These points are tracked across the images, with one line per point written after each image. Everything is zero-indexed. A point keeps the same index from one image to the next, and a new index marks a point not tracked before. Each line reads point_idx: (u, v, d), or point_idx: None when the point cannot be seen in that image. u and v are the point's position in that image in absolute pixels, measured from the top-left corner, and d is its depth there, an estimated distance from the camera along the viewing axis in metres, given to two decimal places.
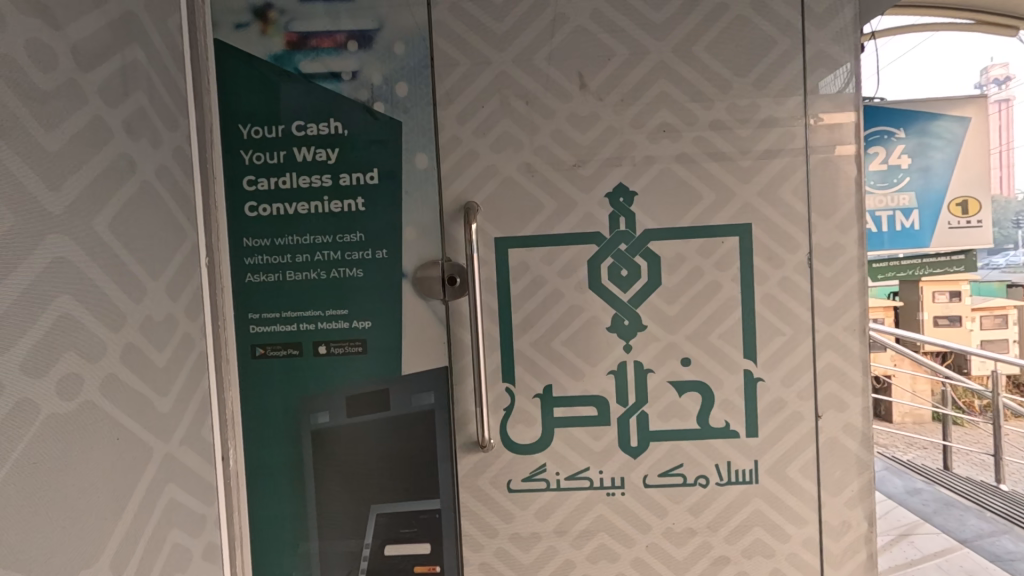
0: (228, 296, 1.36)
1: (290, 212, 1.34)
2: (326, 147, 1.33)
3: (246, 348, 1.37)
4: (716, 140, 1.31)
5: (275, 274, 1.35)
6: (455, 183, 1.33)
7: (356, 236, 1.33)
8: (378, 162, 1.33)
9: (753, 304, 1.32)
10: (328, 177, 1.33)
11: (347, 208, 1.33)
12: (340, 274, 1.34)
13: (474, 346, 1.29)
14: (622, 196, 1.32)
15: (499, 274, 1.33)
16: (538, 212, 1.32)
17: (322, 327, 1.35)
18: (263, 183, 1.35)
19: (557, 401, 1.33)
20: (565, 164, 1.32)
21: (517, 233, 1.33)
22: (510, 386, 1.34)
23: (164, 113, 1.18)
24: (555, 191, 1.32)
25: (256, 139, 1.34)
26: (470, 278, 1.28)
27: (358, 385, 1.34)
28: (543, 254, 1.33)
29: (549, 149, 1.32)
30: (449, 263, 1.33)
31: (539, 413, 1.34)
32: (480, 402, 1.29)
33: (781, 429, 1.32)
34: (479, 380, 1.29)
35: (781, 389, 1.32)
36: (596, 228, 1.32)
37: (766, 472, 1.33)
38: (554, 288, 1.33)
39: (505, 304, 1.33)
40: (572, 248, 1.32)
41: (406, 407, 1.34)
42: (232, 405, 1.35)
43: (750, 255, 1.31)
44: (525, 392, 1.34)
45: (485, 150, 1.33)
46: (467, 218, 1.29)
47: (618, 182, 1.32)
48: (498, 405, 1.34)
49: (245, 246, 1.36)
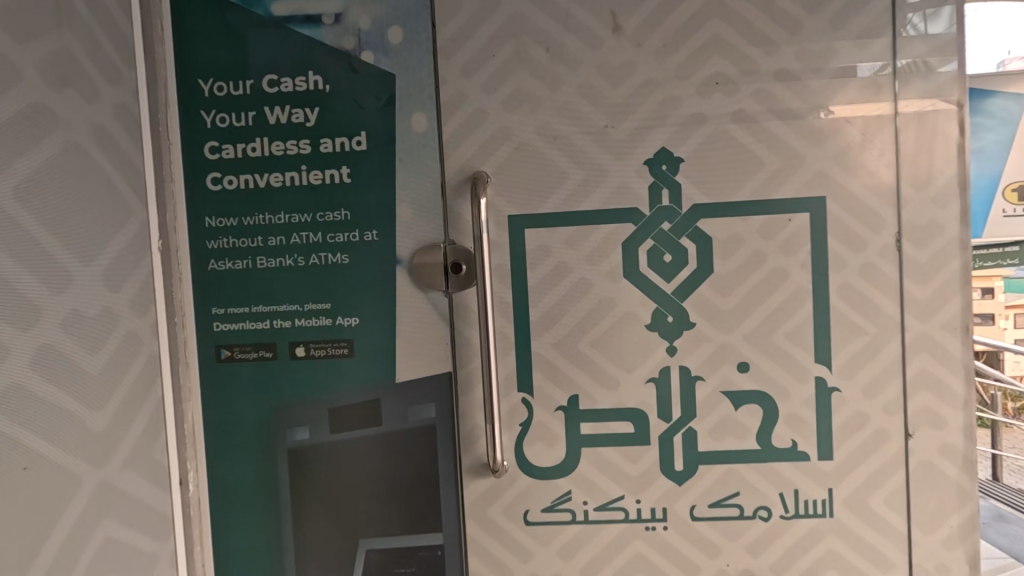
0: (188, 288, 1.11)
1: (262, 185, 1.10)
2: (304, 107, 1.10)
3: (209, 350, 1.12)
4: (783, 93, 1.06)
5: (243, 261, 1.11)
6: (460, 150, 1.09)
7: (341, 215, 1.10)
8: (367, 124, 1.09)
9: (827, 297, 1.07)
10: (307, 142, 1.10)
11: (329, 180, 1.10)
12: (321, 261, 1.11)
13: (484, 347, 1.06)
14: (664, 163, 1.07)
15: (514, 261, 1.09)
16: (562, 184, 1.08)
17: (300, 325, 1.11)
18: (228, 150, 1.10)
19: (585, 415, 1.09)
20: (595, 124, 1.08)
21: (537, 209, 1.09)
22: (528, 396, 1.10)
23: (102, 62, 0.97)
24: (583, 158, 1.08)
25: (219, 97, 1.10)
26: (479, 266, 1.05)
27: (344, 394, 1.11)
28: (568, 235, 1.09)
29: (576, 106, 1.08)
30: (453, 249, 1.09)
31: (563, 430, 1.10)
32: (492, 416, 1.06)
33: (861, 451, 1.07)
34: (491, 390, 1.05)
35: (862, 402, 1.07)
36: (633, 203, 1.08)
37: (842, 503, 1.08)
38: (581, 278, 1.09)
39: (522, 297, 1.09)
40: (603, 228, 1.08)
41: (401, 422, 1.11)
42: (193, 419, 1.11)
43: (824, 236, 1.06)
44: (545, 403, 1.10)
45: (497, 109, 1.09)
46: (475, 191, 1.06)
47: (659, 147, 1.07)
48: (513, 419, 1.10)
49: (206, 227, 1.11)
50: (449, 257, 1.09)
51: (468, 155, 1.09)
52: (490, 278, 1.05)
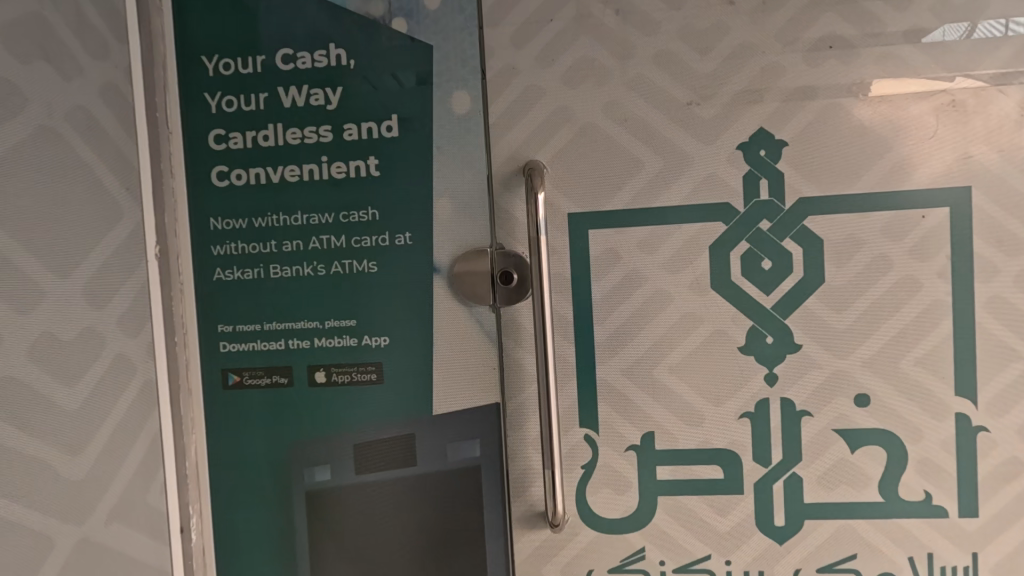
0: (191, 302, 0.94)
1: (275, 180, 0.93)
2: (325, 86, 0.92)
3: (214, 375, 0.94)
4: (915, 58, 0.84)
5: (254, 270, 0.94)
6: (510, 136, 0.91)
7: (368, 214, 0.92)
8: (399, 105, 0.91)
9: (971, 313, 0.85)
10: (328, 129, 0.92)
11: (354, 173, 0.92)
12: (345, 269, 0.93)
13: (540, 374, 0.87)
14: (762, 148, 0.87)
15: (576, 269, 0.90)
16: (634, 175, 0.89)
17: (320, 346, 0.94)
18: (236, 139, 0.93)
19: (663, 457, 0.90)
20: (676, 102, 0.88)
21: (603, 206, 0.89)
22: (593, 433, 0.91)
23: (87, 36, 0.83)
24: (661, 143, 0.88)
25: (225, 76, 0.93)
26: (536, 276, 0.86)
27: (371, 428, 0.94)
28: (641, 237, 0.89)
29: (652, 79, 0.88)
30: (502, 255, 0.91)
31: (635, 474, 0.90)
32: (552, 458, 0.87)
33: (1015, 507, 0.85)
34: (550, 426, 0.87)
35: (1017, 445, 0.85)
36: (722, 198, 0.88)
37: (988, 571, 0.87)
38: (658, 289, 0.89)
39: (585, 313, 0.90)
40: (685, 229, 0.88)
41: (440, 462, 0.93)
42: (196, 455, 0.94)
43: (967, 236, 0.85)
44: (614, 441, 0.90)
45: (554, 85, 0.90)
46: (530, 185, 0.87)
47: (756, 129, 0.87)
48: (574, 460, 0.91)
49: (210, 230, 0.94)
50: (497, 265, 0.91)
51: (520, 142, 0.91)
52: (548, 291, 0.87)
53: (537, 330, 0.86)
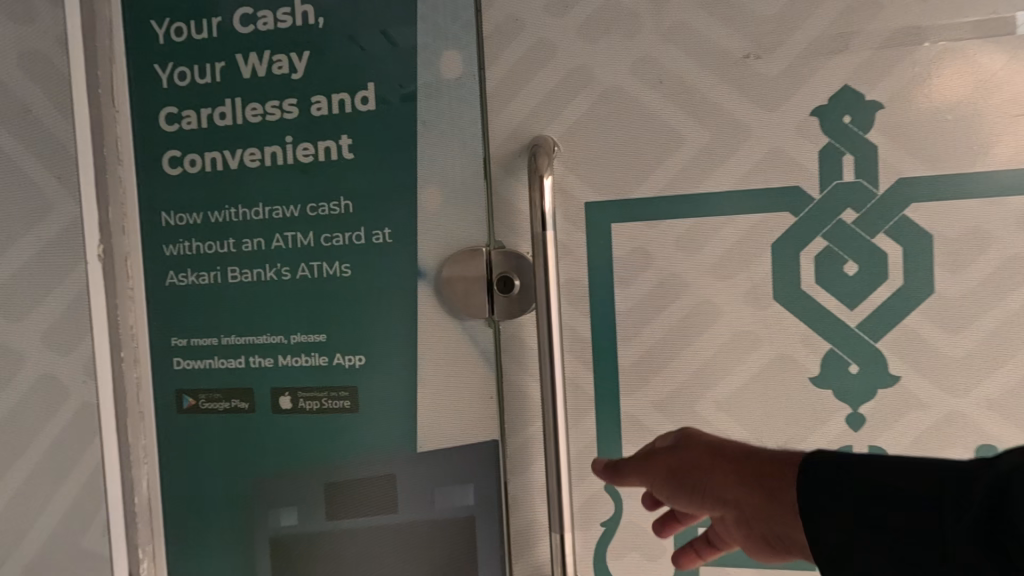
0: (141, 310, 0.80)
1: (233, 166, 0.78)
2: (290, 51, 0.76)
3: (166, 397, 0.80)
4: None
5: (211, 274, 0.79)
6: (512, 106, 0.72)
7: (341, 206, 0.76)
8: (377, 71, 0.74)
9: None
10: (293, 102, 0.76)
11: (323, 157, 0.76)
12: (313, 273, 0.77)
13: (547, 409, 0.68)
14: (846, 114, 0.65)
15: (595, 273, 0.71)
16: (671, 152, 0.69)
17: (285, 365, 0.78)
18: (190, 118, 0.78)
19: (706, 516, 0.71)
20: (727, 55, 0.67)
21: (631, 193, 0.70)
22: (616, 483, 0.72)
23: None
24: (707, 110, 0.68)
25: (176, 44, 0.78)
26: (541, 283, 0.67)
27: (344, 465, 0.77)
28: (680, 233, 0.69)
29: (695, 26, 0.68)
30: (500, 255, 0.72)
31: (669, 536, 0.72)
32: (561, 516, 0.68)
33: None
34: (558, 475, 0.68)
35: None
36: (789, 181, 0.67)
37: None
38: (702, 301, 0.69)
39: (606, 331, 0.71)
40: (739, 222, 0.68)
41: (426, 509, 0.76)
42: (149, 491, 0.80)
43: None
44: (642, 493, 0.72)
45: (568, 40, 0.70)
46: (535, 167, 0.68)
47: (839, 87, 0.65)
48: (591, 515, 0.73)
49: (161, 226, 0.80)
50: (494, 268, 0.72)
51: (524, 113, 0.72)
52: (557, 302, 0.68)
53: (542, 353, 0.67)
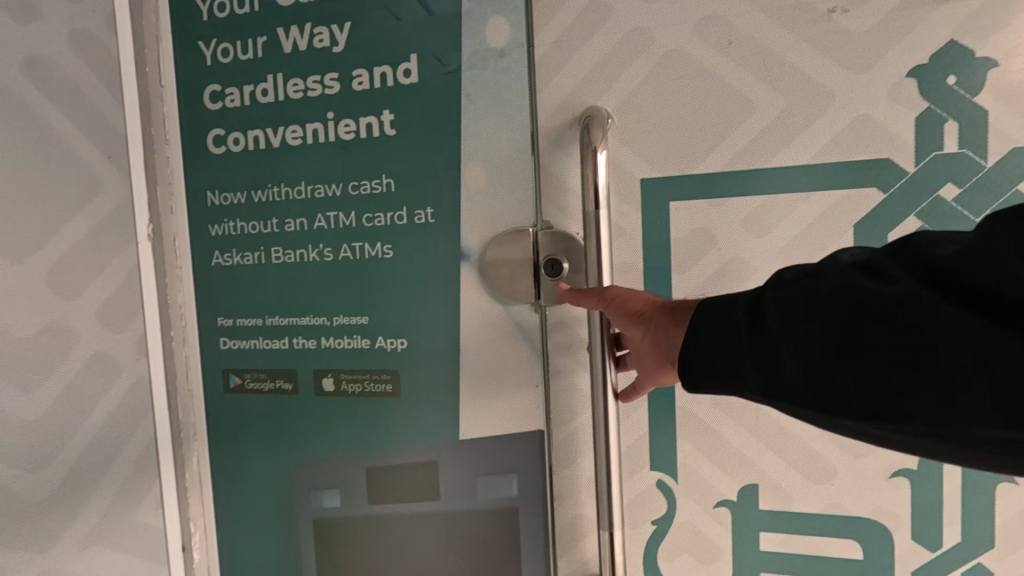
0: (189, 290, 0.81)
1: (276, 144, 0.76)
2: (331, 23, 0.73)
3: (214, 375, 0.81)
4: None
5: (255, 255, 0.78)
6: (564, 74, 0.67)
7: (382, 185, 0.73)
8: (418, 41, 0.70)
9: None
10: (334, 77, 0.73)
11: (365, 133, 0.73)
12: (356, 254, 0.75)
13: (594, 402, 0.63)
14: (951, 74, 0.58)
15: (652, 257, 0.65)
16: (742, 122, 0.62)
17: (328, 347, 0.77)
18: (233, 96, 0.77)
19: (767, 519, 0.66)
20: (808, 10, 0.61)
21: (692, 169, 0.64)
22: (669, 480, 0.68)
23: None
24: (783, 74, 0.61)
25: (219, 19, 0.77)
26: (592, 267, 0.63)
27: (386, 450, 0.76)
28: (747, 213, 0.63)
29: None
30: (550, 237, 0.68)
31: (727, 538, 0.67)
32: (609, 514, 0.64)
33: None
34: (609, 471, 0.63)
35: None
36: (877, 154, 0.60)
37: None
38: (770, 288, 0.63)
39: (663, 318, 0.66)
40: (811, 202, 0.62)
41: (468, 498, 0.74)
42: (199, 465, 0.83)
43: None
44: (697, 492, 0.67)
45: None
46: (587, 141, 0.62)
47: (945, 42, 0.58)
48: (641, 513, 0.69)
49: (207, 206, 0.80)
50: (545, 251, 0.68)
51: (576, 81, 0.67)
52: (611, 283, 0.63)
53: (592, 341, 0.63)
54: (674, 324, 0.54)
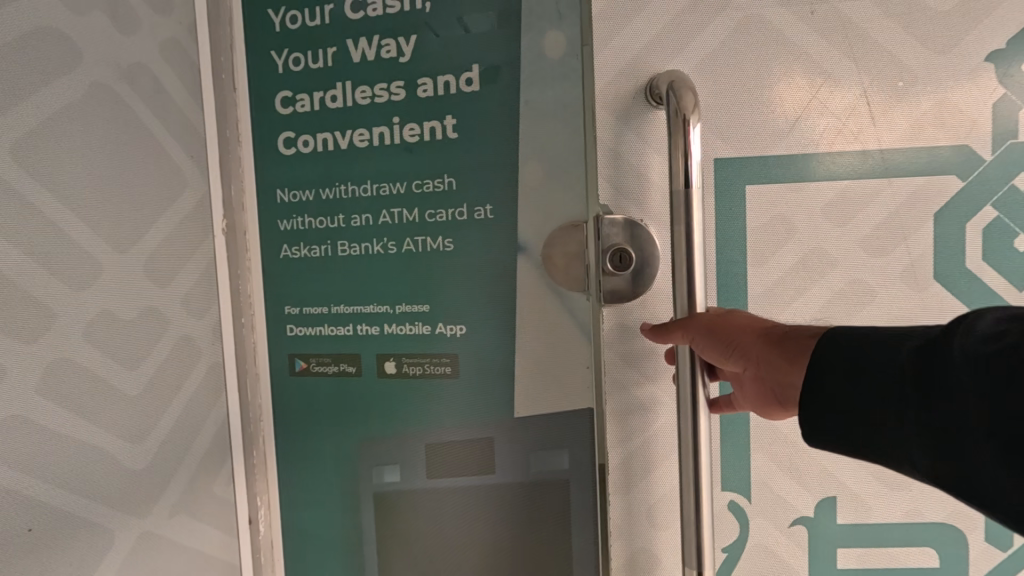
0: (257, 280, 0.87)
1: (343, 146, 0.83)
2: (398, 35, 0.80)
3: (281, 360, 0.88)
4: None
5: (321, 248, 0.85)
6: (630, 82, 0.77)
7: (444, 183, 0.80)
8: (480, 53, 0.77)
9: None
10: (400, 85, 0.80)
11: (428, 136, 0.80)
12: (419, 247, 0.81)
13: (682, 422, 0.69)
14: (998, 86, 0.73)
15: (729, 246, 0.79)
16: (802, 117, 0.77)
17: (390, 334, 0.83)
18: (303, 101, 0.84)
19: (840, 533, 0.79)
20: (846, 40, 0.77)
21: (771, 150, 0.77)
22: (744, 501, 0.80)
23: None
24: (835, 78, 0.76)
25: (292, 31, 0.83)
26: (684, 243, 0.68)
27: (446, 428, 0.82)
28: (826, 201, 0.78)
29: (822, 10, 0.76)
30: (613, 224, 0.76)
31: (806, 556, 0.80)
32: (696, 495, 0.69)
33: None
34: (698, 506, 0.69)
35: None
36: (960, 142, 0.76)
37: None
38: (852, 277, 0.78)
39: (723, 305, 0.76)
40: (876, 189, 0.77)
41: (521, 472, 0.80)
42: (265, 443, 0.89)
43: None
44: (764, 500, 0.80)
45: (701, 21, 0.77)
46: (680, 111, 0.68)
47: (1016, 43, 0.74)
48: (725, 531, 0.81)
49: (277, 203, 0.86)
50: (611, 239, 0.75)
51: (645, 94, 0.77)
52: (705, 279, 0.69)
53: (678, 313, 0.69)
54: (764, 352, 0.60)
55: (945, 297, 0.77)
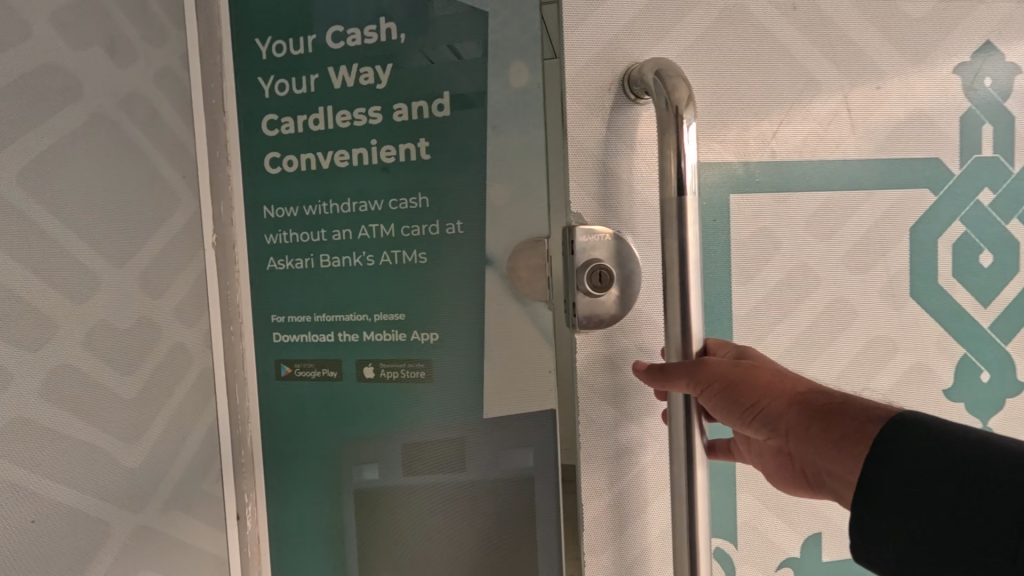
0: (245, 290, 0.93)
1: (325, 165, 0.89)
2: (375, 64, 0.86)
3: (268, 365, 0.93)
4: None
5: (305, 260, 0.91)
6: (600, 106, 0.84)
7: (418, 201, 0.86)
8: (451, 81, 0.84)
9: None
10: (378, 110, 0.86)
11: (403, 157, 0.86)
12: (395, 260, 0.87)
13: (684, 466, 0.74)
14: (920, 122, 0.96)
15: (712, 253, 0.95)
16: (766, 140, 0.94)
17: (369, 340, 0.89)
18: (288, 124, 0.90)
19: (822, 565, 0.97)
20: (821, 76, 0.94)
21: (751, 158, 0.93)
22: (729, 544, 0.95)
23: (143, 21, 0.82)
24: (785, 111, 0.93)
25: (278, 59, 0.89)
26: (675, 248, 0.74)
27: (420, 429, 0.88)
28: (811, 213, 0.95)
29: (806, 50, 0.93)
30: (588, 235, 0.81)
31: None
32: (692, 549, 0.74)
33: None
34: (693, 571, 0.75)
35: None
36: (893, 167, 0.96)
37: None
38: (836, 296, 0.97)
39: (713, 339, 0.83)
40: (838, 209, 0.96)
41: (491, 470, 0.86)
42: (252, 443, 0.94)
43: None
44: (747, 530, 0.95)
45: (683, 54, 0.90)
46: (673, 109, 0.74)
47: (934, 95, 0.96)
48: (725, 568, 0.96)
49: (264, 218, 0.92)
50: (582, 248, 0.81)
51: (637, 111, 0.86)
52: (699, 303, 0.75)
53: (673, 313, 0.74)
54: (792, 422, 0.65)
55: (882, 354, 0.98)
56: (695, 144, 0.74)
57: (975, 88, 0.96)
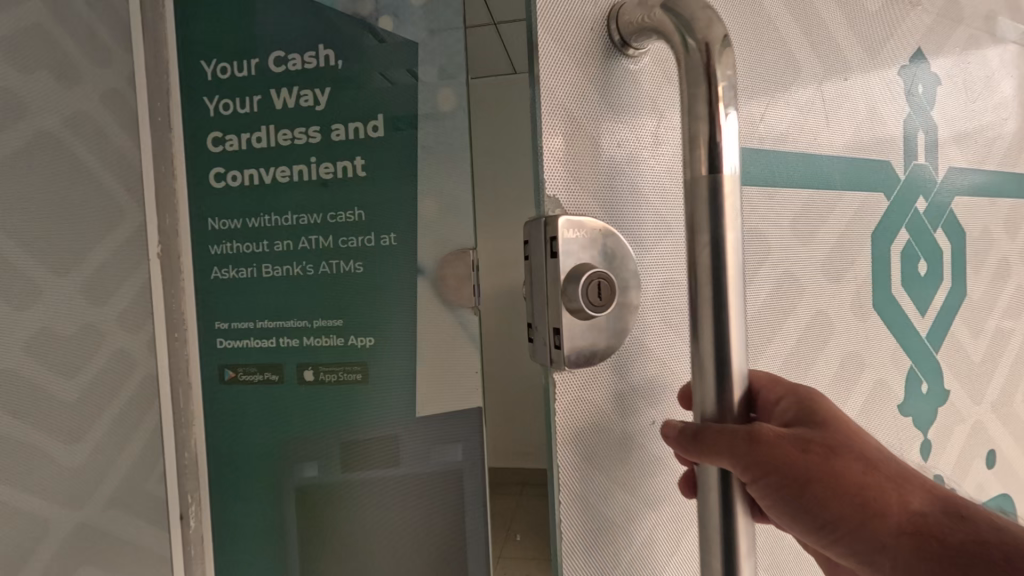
0: (190, 298, 0.97)
1: (267, 181, 0.95)
2: (314, 87, 0.92)
3: (211, 371, 0.97)
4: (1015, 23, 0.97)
5: (248, 270, 0.96)
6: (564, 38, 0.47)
7: (355, 215, 0.92)
8: (385, 104, 0.91)
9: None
10: (317, 130, 0.93)
11: (340, 174, 0.92)
12: (333, 270, 0.93)
13: None
14: None
15: None
16: (764, 112, 0.67)
17: (308, 346, 0.95)
18: (232, 142, 0.95)
19: None
20: (829, 31, 0.72)
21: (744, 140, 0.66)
22: None
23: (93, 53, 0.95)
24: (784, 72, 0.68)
25: (222, 80, 0.94)
26: (703, 278, 0.41)
27: (357, 427, 0.94)
28: (794, 212, 0.71)
29: (782, 15, 0.68)
30: (577, 232, 0.46)
31: None
32: None
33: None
34: None
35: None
36: None
37: None
38: (816, 309, 0.72)
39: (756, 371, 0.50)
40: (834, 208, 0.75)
41: (422, 463, 0.93)
42: (196, 448, 0.98)
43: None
44: None
45: None
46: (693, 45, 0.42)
47: None
48: None
49: (208, 229, 0.96)
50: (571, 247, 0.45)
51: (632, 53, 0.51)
52: (739, 333, 0.42)
53: (698, 381, 0.43)
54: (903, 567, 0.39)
55: None
56: (736, 139, 0.42)
57: (913, 94, 0.81)
